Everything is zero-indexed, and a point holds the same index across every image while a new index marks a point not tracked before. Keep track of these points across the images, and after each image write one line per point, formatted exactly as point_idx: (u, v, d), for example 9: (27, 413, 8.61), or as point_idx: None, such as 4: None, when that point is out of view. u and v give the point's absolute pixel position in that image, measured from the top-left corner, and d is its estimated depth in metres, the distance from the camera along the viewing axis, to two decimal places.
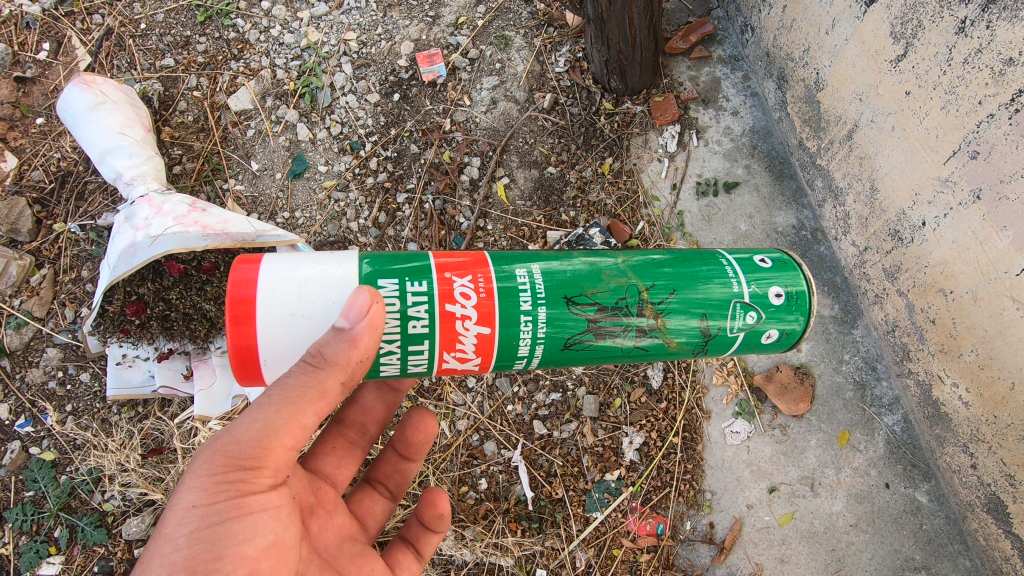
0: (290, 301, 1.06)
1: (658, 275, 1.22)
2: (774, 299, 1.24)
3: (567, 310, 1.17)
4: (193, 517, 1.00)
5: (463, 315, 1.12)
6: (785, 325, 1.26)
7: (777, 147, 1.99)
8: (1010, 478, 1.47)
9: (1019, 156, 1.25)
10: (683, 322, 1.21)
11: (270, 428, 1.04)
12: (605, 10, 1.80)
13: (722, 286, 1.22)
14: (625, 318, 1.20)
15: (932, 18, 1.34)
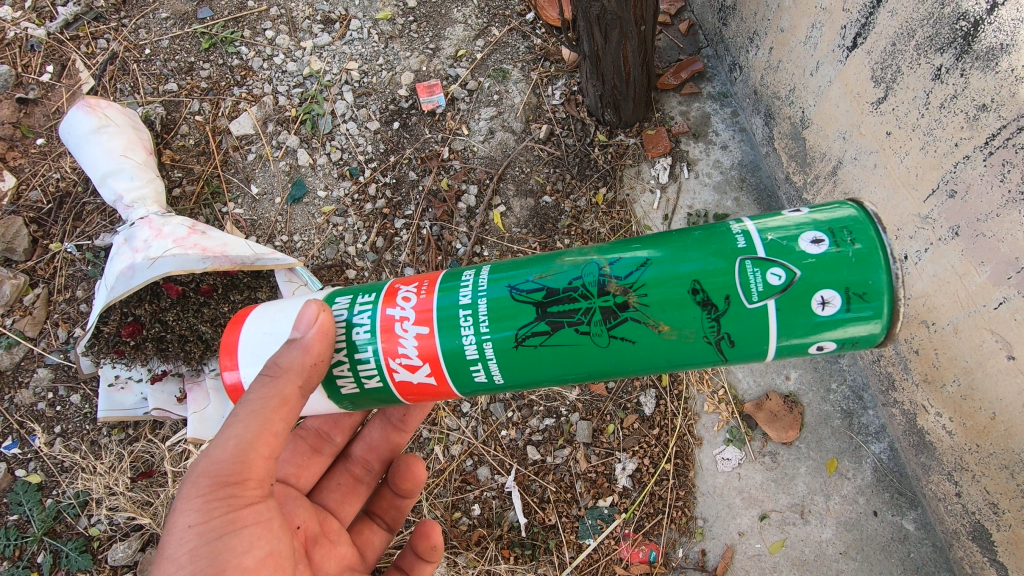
0: (265, 327, 1.13)
1: (632, 250, 1.10)
2: (809, 249, 1.02)
3: (513, 300, 1.11)
4: (192, 537, 1.00)
5: (401, 317, 1.13)
6: (843, 284, 1.00)
7: (765, 181, 2.06)
8: (993, 507, 1.50)
9: (995, 196, 1.30)
10: (669, 297, 1.05)
11: (247, 441, 1.05)
12: (600, 48, 1.87)
13: (719, 244, 1.06)
14: (586, 301, 1.09)
15: (910, 65, 1.41)
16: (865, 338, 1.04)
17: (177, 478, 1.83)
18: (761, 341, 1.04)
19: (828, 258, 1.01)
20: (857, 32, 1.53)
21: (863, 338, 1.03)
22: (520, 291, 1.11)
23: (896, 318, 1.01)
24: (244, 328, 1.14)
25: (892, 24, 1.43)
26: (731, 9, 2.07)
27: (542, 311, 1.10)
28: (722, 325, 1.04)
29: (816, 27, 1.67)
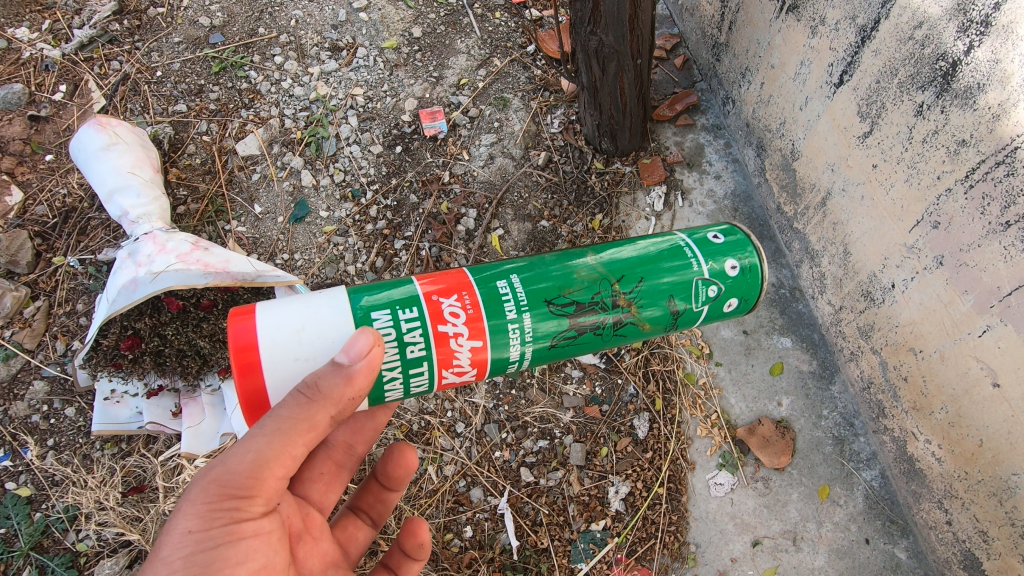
0: (289, 329, 1.06)
1: (624, 263, 1.28)
2: (731, 271, 1.31)
3: (550, 314, 1.22)
4: (190, 541, 1.01)
5: (455, 333, 1.15)
6: (748, 293, 1.33)
7: (757, 210, 2.12)
8: (983, 535, 1.51)
9: (976, 227, 1.34)
10: (656, 305, 1.28)
11: (264, 458, 1.04)
12: (598, 79, 1.94)
13: (682, 266, 1.29)
14: (601, 309, 1.26)
15: (893, 101, 1.47)
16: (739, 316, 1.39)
17: (168, 494, 1.82)
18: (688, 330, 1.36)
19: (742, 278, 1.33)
20: (844, 69, 1.60)
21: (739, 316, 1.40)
22: (557, 304, 1.22)
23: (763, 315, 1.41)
24: (263, 327, 1.05)
25: (876, 63, 1.50)
26: (724, 45, 2.16)
27: (573, 321, 1.24)
28: (679, 325, 1.33)
29: (805, 64, 1.74)
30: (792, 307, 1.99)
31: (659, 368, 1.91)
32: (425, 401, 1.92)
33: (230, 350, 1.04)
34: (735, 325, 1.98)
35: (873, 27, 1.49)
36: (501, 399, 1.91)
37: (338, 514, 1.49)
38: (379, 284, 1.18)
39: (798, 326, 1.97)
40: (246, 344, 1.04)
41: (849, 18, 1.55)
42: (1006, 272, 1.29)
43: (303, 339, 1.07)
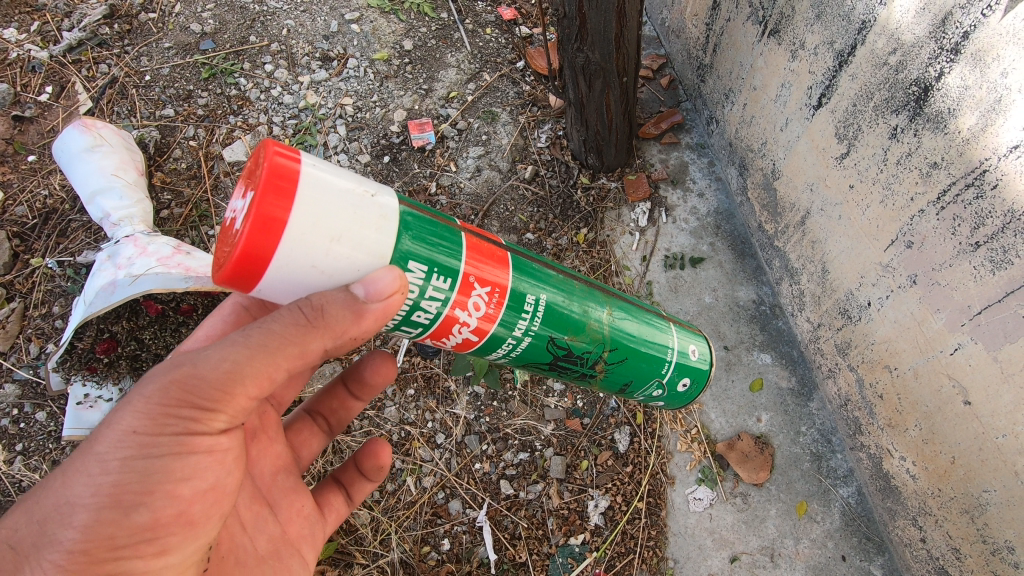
0: (334, 209, 0.83)
1: (626, 338, 1.27)
2: (678, 389, 1.44)
3: (545, 345, 1.16)
4: (129, 442, 0.90)
5: (463, 322, 1.03)
6: (669, 402, 1.49)
7: (739, 228, 2.16)
8: (956, 552, 1.52)
9: (947, 247, 1.37)
10: (617, 380, 1.33)
11: (235, 375, 0.91)
12: (585, 95, 1.98)
13: (656, 367, 1.36)
14: (581, 364, 1.24)
15: (869, 124, 1.52)
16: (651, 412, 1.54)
17: None
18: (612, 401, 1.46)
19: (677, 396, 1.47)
20: (822, 92, 1.65)
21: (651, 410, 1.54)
22: (557, 342, 1.17)
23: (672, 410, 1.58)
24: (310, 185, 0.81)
25: (852, 86, 1.55)
26: (708, 67, 2.21)
27: (554, 360, 1.20)
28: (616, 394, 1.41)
29: (785, 86, 1.79)
30: (772, 323, 2.02)
31: None
32: (406, 411, 1.91)
33: (262, 183, 0.79)
34: (716, 340, 2.00)
35: (850, 52, 1.53)
36: (482, 410, 1.90)
37: (293, 415, 1.44)
38: (434, 226, 0.97)
39: (777, 343, 2.00)
40: (280, 189, 0.79)
41: (828, 43, 1.60)
42: (976, 291, 1.32)
43: (338, 237, 0.84)
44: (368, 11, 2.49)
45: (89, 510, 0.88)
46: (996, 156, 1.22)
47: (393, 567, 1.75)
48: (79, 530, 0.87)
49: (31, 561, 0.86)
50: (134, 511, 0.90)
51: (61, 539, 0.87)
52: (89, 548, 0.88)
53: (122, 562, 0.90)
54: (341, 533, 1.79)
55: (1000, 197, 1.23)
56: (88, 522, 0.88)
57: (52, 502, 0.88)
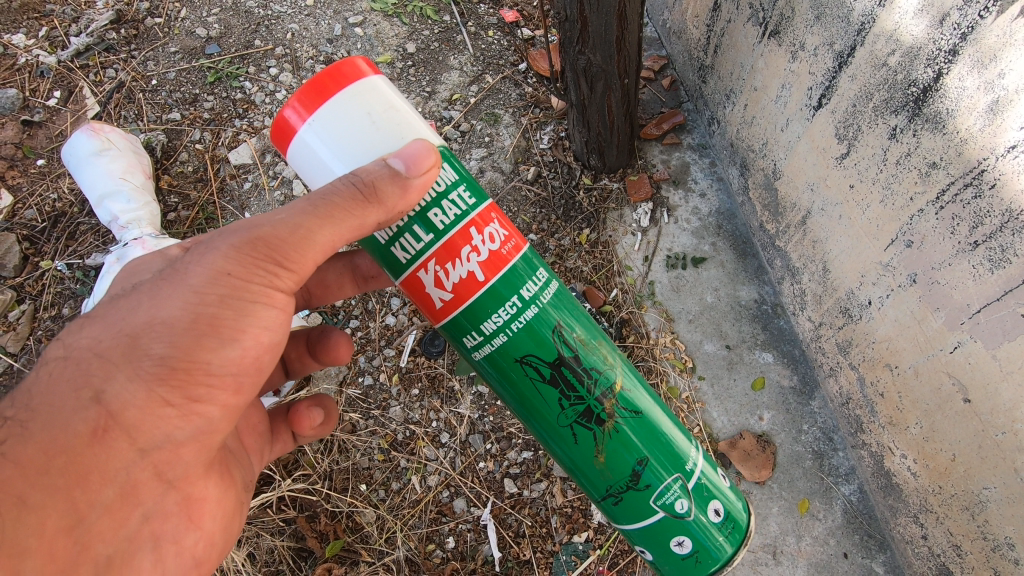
0: (365, 108, 0.96)
1: (638, 398, 1.19)
2: (709, 513, 1.25)
3: (551, 329, 1.12)
4: (223, 278, 0.95)
5: (473, 247, 1.04)
6: (697, 544, 1.25)
7: (740, 228, 2.17)
8: (957, 548, 1.53)
9: (946, 246, 1.38)
10: (628, 444, 1.18)
11: (313, 237, 0.96)
12: (586, 97, 1.99)
13: (679, 455, 1.22)
14: (587, 388, 1.15)
15: (869, 124, 1.53)
16: (669, 563, 1.28)
17: None
18: (626, 518, 1.24)
19: (709, 526, 1.25)
20: (822, 93, 1.66)
21: (667, 567, 1.29)
22: (564, 334, 1.13)
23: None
24: (350, 87, 0.96)
25: (852, 87, 1.56)
26: (709, 68, 2.22)
27: (559, 364, 1.13)
28: (626, 495, 1.20)
29: (786, 87, 1.80)
30: (773, 323, 2.04)
31: None
32: (410, 411, 1.93)
33: (311, 79, 0.97)
34: (717, 339, 2.02)
35: (850, 53, 1.55)
36: (486, 409, 1.92)
37: None
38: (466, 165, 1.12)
39: (779, 342, 2.01)
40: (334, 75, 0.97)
41: (827, 44, 1.61)
42: (975, 290, 1.33)
43: (368, 130, 0.96)
44: (371, 14, 2.51)
45: (181, 331, 0.94)
46: (994, 156, 1.23)
47: (399, 565, 1.77)
48: (174, 351, 0.94)
49: (130, 368, 0.93)
50: (222, 345, 0.97)
51: (158, 354, 0.93)
52: (182, 371, 0.94)
53: (205, 390, 0.98)
54: (347, 532, 1.81)
55: (998, 197, 1.24)
56: (182, 344, 0.94)
57: (148, 318, 0.94)
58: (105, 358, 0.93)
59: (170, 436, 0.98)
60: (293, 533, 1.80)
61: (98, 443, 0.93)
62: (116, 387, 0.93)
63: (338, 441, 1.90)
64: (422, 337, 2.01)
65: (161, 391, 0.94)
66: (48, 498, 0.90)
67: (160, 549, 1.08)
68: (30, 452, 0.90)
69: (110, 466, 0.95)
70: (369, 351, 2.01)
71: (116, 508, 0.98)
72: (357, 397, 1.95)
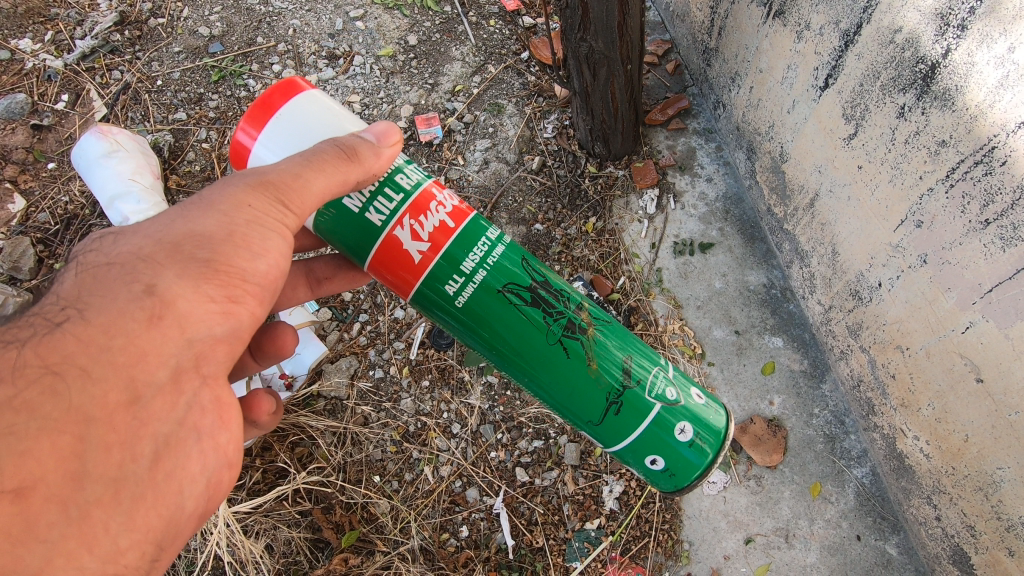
0: (311, 114, 1.05)
1: (607, 310, 1.31)
2: (697, 398, 1.32)
3: (520, 259, 1.22)
4: (247, 208, 0.99)
5: (439, 200, 1.14)
6: (699, 428, 1.30)
7: (748, 213, 2.15)
8: (971, 529, 1.53)
9: (957, 226, 1.36)
10: (612, 349, 1.27)
11: (312, 187, 0.99)
12: (590, 85, 1.98)
13: (652, 355, 1.32)
14: (564, 305, 1.24)
15: (876, 103, 1.51)
16: (682, 464, 1.32)
17: None
18: (630, 424, 1.28)
19: (703, 410, 1.32)
20: (828, 73, 1.64)
21: (681, 469, 1.32)
22: (531, 263, 1.23)
23: (680, 493, 1.38)
24: (292, 99, 1.05)
25: (859, 66, 1.53)
26: (714, 50, 2.19)
27: (534, 287, 1.22)
28: (623, 399, 1.26)
29: (792, 68, 1.78)
30: (783, 307, 2.03)
31: None
32: (421, 403, 1.95)
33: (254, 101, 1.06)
34: (726, 325, 2.01)
35: (856, 31, 1.52)
36: (496, 399, 1.94)
37: None
38: None
39: (789, 326, 2.00)
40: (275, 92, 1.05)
41: (833, 22, 1.59)
42: (986, 269, 1.31)
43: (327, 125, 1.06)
44: (372, 7, 2.50)
45: (210, 249, 0.99)
46: (1005, 132, 1.21)
47: (414, 554, 1.79)
48: (213, 258, 0.99)
49: (177, 266, 0.98)
50: (252, 258, 1.02)
51: (201, 258, 0.98)
52: (221, 272, 1.00)
53: (242, 293, 1.03)
54: (362, 522, 1.83)
55: (1009, 173, 1.22)
56: (217, 254, 0.99)
57: (184, 231, 0.99)
58: (150, 259, 0.97)
59: (212, 331, 1.01)
60: (309, 525, 1.83)
61: (152, 329, 0.95)
62: (166, 281, 0.97)
63: (352, 433, 1.93)
64: (431, 330, 2.02)
65: (205, 289, 0.99)
66: (108, 372, 0.93)
67: (202, 444, 1.03)
68: (91, 331, 0.94)
69: (163, 351, 0.96)
70: (380, 344, 2.03)
71: (168, 391, 0.98)
72: (368, 390, 1.97)
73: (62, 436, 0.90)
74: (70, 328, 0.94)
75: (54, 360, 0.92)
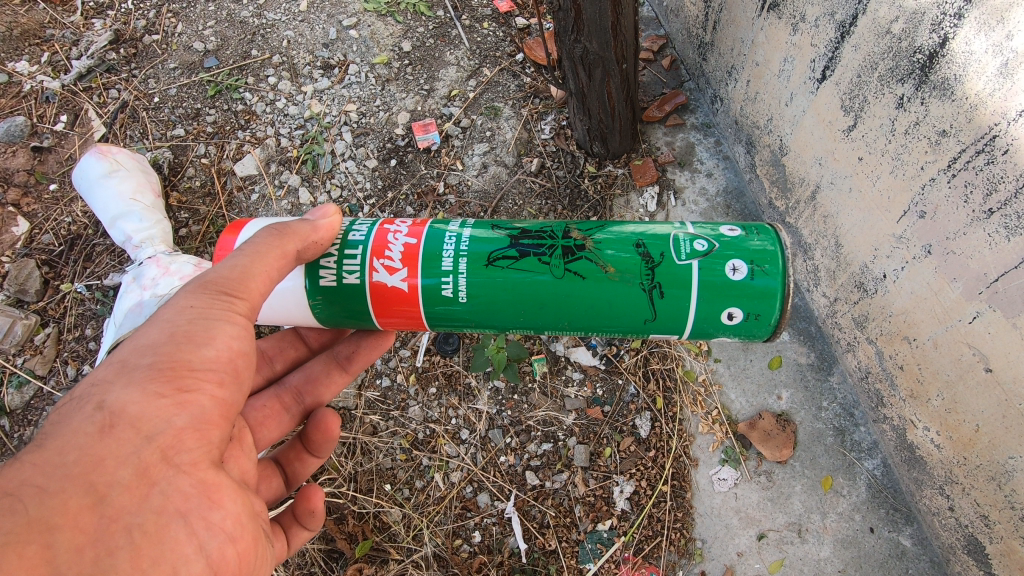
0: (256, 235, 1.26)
1: (594, 222, 1.33)
2: (726, 232, 1.27)
3: (489, 230, 1.29)
4: (188, 309, 1.09)
5: (394, 230, 1.27)
6: (749, 257, 1.23)
7: (750, 206, 2.14)
8: (984, 519, 1.52)
9: (961, 215, 1.35)
10: (617, 243, 1.27)
11: (250, 271, 1.13)
12: (585, 85, 1.97)
13: (657, 226, 1.31)
14: (551, 240, 1.28)
15: (875, 95, 1.49)
16: (765, 313, 1.23)
17: None
18: (682, 297, 1.22)
19: (744, 240, 1.26)
20: (826, 65, 1.62)
21: (762, 319, 1.24)
22: (501, 228, 1.30)
23: (779, 334, 1.27)
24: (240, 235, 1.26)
25: (856, 57, 1.52)
26: (709, 45, 2.18)
27: (515, 242, 1.27)
28: (658, 280, 1.23)
29: (788, 61, 1.77)
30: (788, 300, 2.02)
31: (659, 367, 1.94)
32: (429, 409, 1.95)
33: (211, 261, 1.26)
34: None
35: (852, 22, 1.51)
36: (504, 404, 1.94)
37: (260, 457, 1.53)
38: None
39: (795, 319, 1.99)
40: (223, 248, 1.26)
41: (828, 14, 1.58)
42: (991, 258, 1.30)
43: None
44: (365, 15, 2.49)
45: (157, 351, 1.06)
46: (1006, 121, 1.20)
47: (428, 561, 1.80)
48: (159, 359, 1.05)
49: (125, 379, 1.03)
50: (199, 349, 1.08)
51: (146, 364, 1.05)
52: (166, 369, 1.05)
53: (194, 383, 1.06)
54: (375, 531, 1.84)
55: (1011, 162, 1.22)
56: (164, 355, 1.06)
57: (130, 348, 1.07)
58: (102, 379, 1.04)
59: (171, 422, 1.03)
60: (323, 536, 1.84)
61: (105, 438, 1.00)
62: (116, 394, 1.02)
63: (361, 443, 1.94)
64: (436, 336, 2.02)
65: (152, 387, 1.03)
66: (65, 483, 0.96)
67: (191, 525, 1.03)
68: (47, 455, 0.97)
69: (121, 451, 1.00)
70: (385, 352, 2.02)
71: (135, 486, 1.00)
72: (376, 399, 1.98)
73: (27, 546, 0.90)
74: (28, 458, 0.98)
75: (10, 485, 0.94)
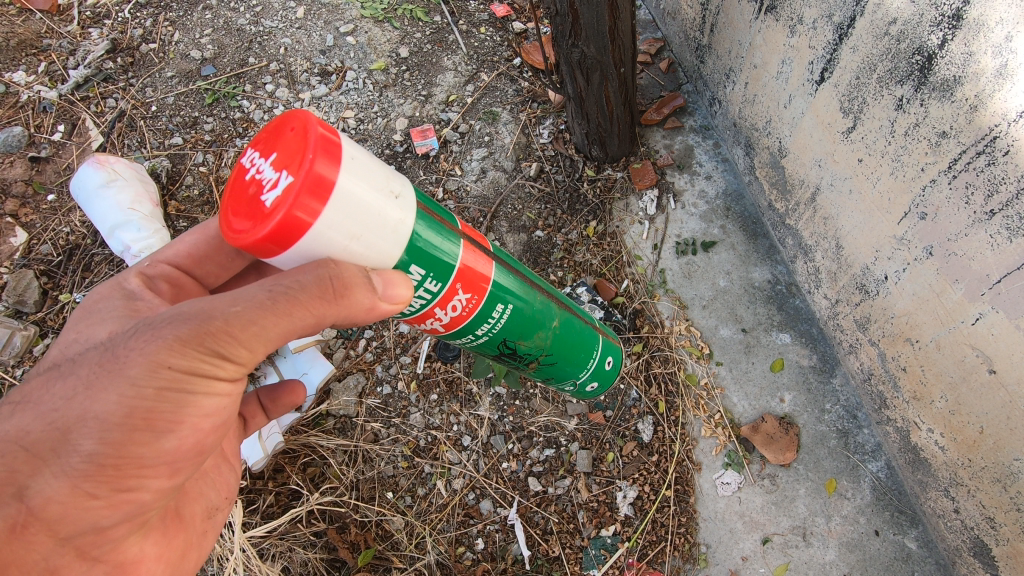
0: (361, 210, 0.82)
1: (558, 351, 1.44)
2: (605, 365, 1.64)
3: (491, 345, 1.26)
4: (165, 377, 0.92)
5: (436, 318, 1.08)
6: (602, 381, 1.68)
7: (749, 209, 2.14)
8: (990, 521, 1.51)
9: (961, 217, 1.34)
10: (551, 368, 1.48)
11: (263, 331, 0.92)
12: (583, 90, 1.97)
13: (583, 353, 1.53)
14: (518, 359, 1.37)
15: (874, 96, 1.49)
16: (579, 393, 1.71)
17: None
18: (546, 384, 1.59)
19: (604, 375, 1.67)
20: (824, 67, 1.62)
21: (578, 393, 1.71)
22: (505, 343, 1.27)
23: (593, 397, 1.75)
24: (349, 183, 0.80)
25: (854, 59, 1.52)
26: (706, 47, 2.18)
27: (496, 355, 1.31)
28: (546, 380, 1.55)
29: (786, 63, 1.77)
30: (789, 302, 2.01)
31: (660, 371, 1.94)
32: (430, 416, 1.94)
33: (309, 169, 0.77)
34: (733, 323, 2.00)
35: (850, 24, 1.51)
36: (505, 409, 1.93)
37: None
38: (440, 225, 0.99)
39: (796, 321, 1.99)
40: (321, 188, 0.78)
41: (826, 16, 1.57)
42: (993, 259, 1.29)
43: (367, 230, 0.85)
44: (361, 21, 2.49)
45: (110, 428, 0.92)
46: (1006, 122, 1.19)
47: (430, 569, 1.78)
48: (104, 447, 0.93)
49: (56, 464, 0.93)
50: (156, 438, 0.96)
51: (88, 448, 0.92)
52: (111, 460, 0.94)
53: (134, 480, 0.99)
54: (377, 540, 1.83)
55: (1012, 163, 1.20)
56: (115, 439, 0.93)
57: (85, 412, 0.91)
58: (32, 453, 0.93)
59: (96, 524, 1.00)
60: (324, 545, 1.83)
61: (16, 538, 0.94)
62: (43, 484, 0.93)
63: (363, 450, 1.93)
64: (437, 343, 2.02)
65: (84, 486, 0.94)
66: None
67: None
68: None
69: (34, 552, 0.96)
70: (386, 359, 2.02)
71: None
72: (377, 407, 1.97)
73: None
74: None
75: None
